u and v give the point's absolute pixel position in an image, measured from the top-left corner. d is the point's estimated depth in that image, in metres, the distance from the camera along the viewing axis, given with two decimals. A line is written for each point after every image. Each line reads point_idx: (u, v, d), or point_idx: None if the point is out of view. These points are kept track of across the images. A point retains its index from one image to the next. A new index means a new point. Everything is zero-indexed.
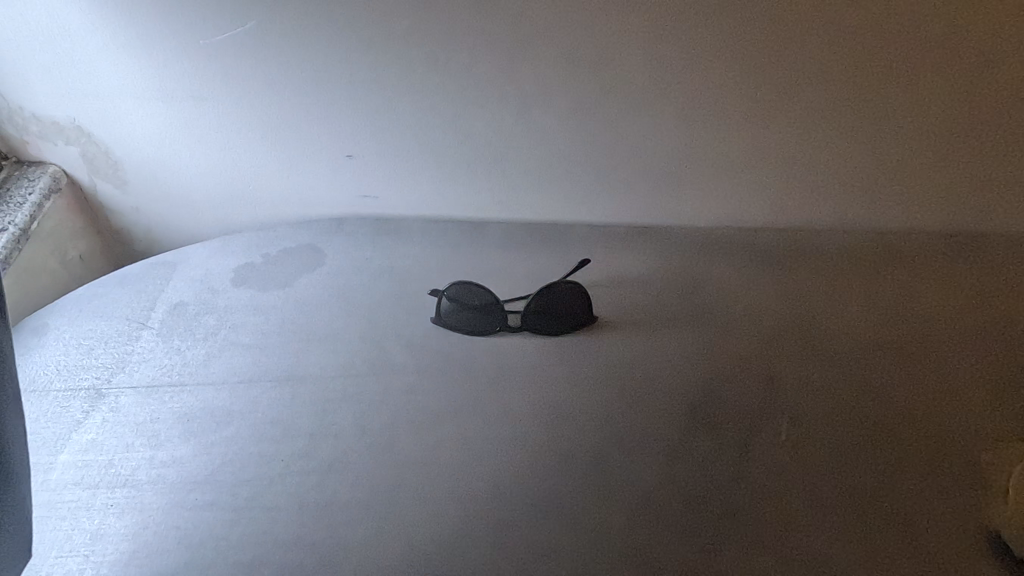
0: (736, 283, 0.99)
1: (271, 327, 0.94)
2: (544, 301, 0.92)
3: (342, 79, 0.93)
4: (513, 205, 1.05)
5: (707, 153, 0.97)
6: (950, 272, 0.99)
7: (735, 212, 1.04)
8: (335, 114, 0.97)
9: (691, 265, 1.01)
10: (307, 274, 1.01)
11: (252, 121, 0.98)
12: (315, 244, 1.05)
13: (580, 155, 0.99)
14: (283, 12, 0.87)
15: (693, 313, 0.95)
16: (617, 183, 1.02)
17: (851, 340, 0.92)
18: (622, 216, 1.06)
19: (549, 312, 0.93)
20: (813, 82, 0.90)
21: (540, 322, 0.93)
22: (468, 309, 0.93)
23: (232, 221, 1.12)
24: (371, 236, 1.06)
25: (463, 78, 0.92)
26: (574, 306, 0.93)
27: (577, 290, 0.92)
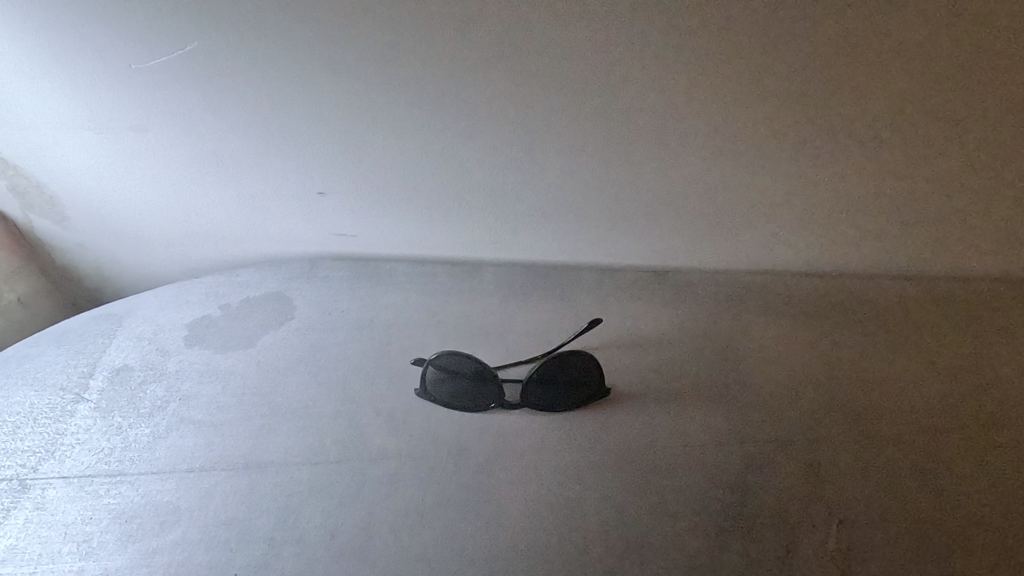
0: (761, 345, 0.85)
1: (229, 399, 0.81)
2: (550, 373, 0.78)
3: (306, 109, 0.78)
4: (512, 246, 0.92)
5: (740, 196, 0.82)
6: (1005, 333, 0.86)
7: (766, 256, 0.90)
8: (300, 145, 0.82)
9: (713, 323, 0.88)
10: (273, 330, 0.88)
11: (202, 150, 0.83)
12: (284, 291, 0.92)
13: (591, 193, 0.84)
14: (228, 30, 0.71)
15: (716, 383, 0.81)
16: (629, 222, 0.87)
17: (899, 419, 0.78)
18: (637, 258, 0.92)
19: (555, 386, 0.79)
20: (883, 111, 0.73)
21: (545, 397, 0.79)
22: (460, 381, 0.80)
23: (189, 261, 0.98)
24: (347, 281, 0.93)
25: (452, 104, 0.76)
26: (584, 379, 0.79)
27: (588, 360, 0.79)
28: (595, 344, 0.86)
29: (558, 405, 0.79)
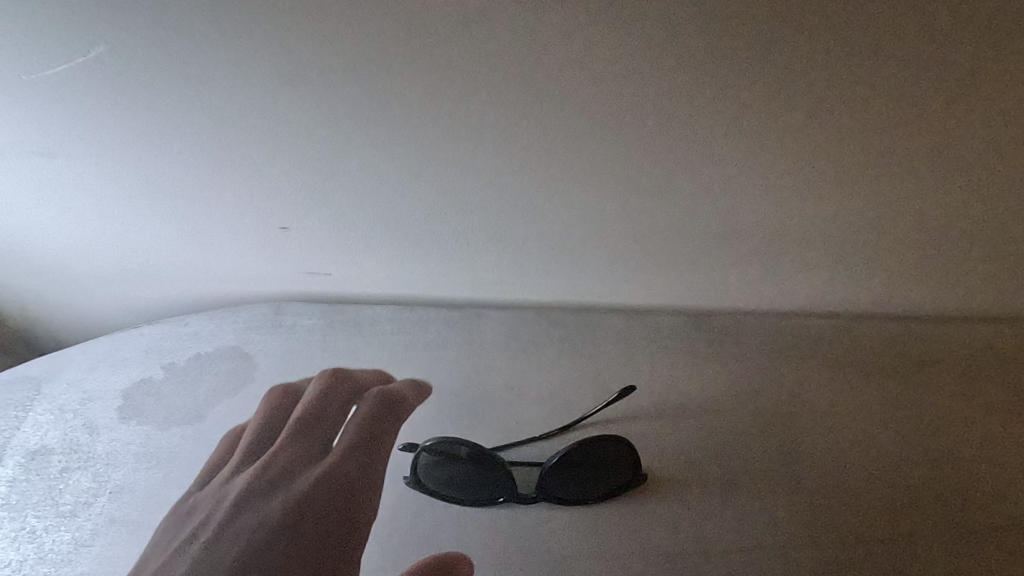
0: (831, 409, 0.70)
1: (169, 492, 0.65)
2: (571, 460, 0.64)
3: (262, 132, 0.57)
4: (525, 285, 0.73)
5: (827, 237, 0.63)
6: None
7: (848, 299, 0.71)
8: (248, 178, 0.63)
9: (772, 400, 0.71)
10: (228, 398, 0.72)
11: (114, 176, 0.64)
12: (242, 347, 0.76)
13: (629, 233, 0.65)
14: (143, 29, 0.49)
15: (792, 484, 0.64)
16: (670, 267, 0.69)
17: (1002, 508, 0.62)
18: (681, 301, 0.73)
19: (578, 475, 0.64)
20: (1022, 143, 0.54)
21: (564, 489, 0.64)
22: (459, 470, 0.65)
23: (112, 306, 0.79)
24: (319, 335, 0.77)
25: (452, 141, 0.55)
26: (615, 468, 0.64)
27: (620, 445, 0.63)
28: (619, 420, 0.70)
29: (582, 499, 0.64)
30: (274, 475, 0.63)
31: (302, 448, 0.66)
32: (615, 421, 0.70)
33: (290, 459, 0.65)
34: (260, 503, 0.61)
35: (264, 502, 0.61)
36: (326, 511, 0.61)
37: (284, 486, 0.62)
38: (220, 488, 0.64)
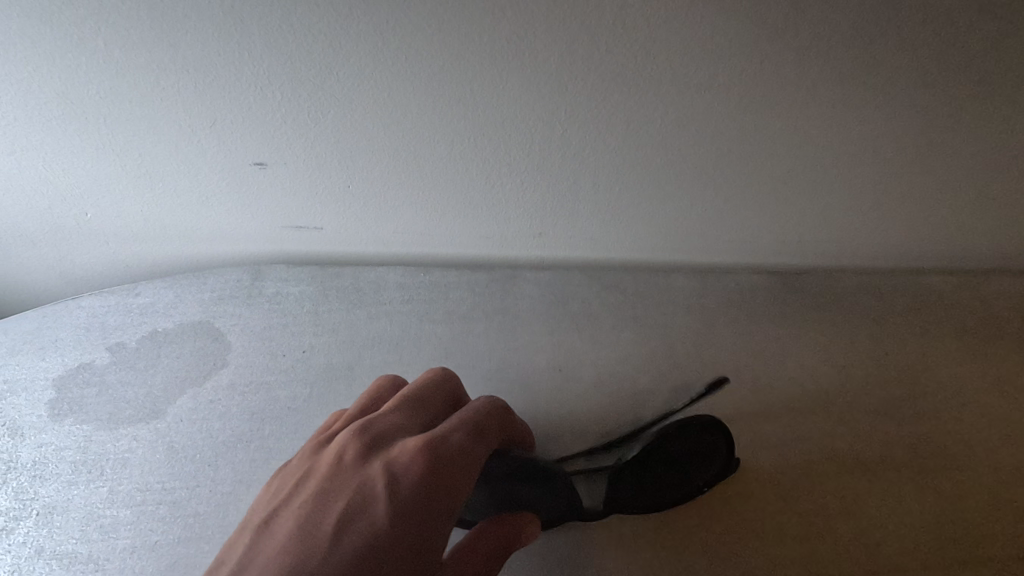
0: (957, 378, 0.57)
1: (116, 515, 0.49)
2: (659, 448, 0.48)
3: (227, 20, 0.42)
4: (562, 234, 0.60)
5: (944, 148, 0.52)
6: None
7: (950, 237, 0.60)
8: (206, 95, 0.47)
9: (892, 361, 0.58)
10: (193, 386, 0.56)
11: (19, 100, 0.47)
12: (210, 322, 0.60)
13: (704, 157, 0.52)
14: None
15: (925, 465, 0.52)
16: (745, 194, 0.56)
17: None
18: (751, 250, 0.61)
19: (675, 464, 0.48)
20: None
21: (668, 484, 0.49)
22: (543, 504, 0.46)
23: (34, 280, 0.63)
24: (307, 306, 0.60)
25: (517, 19, 0.42)
26: (717, 453, 0.49)
27: (711, 427, 0.48)
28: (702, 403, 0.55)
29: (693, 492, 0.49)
30: (375, 436, 0.39)
31: (402, 417, 0.42)
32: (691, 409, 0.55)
33: (397, 428, 0.40)
34: (349, 481, 0.37)
35: (345, 482, 0.37)
36: (445, 500, 0.36)
37: (357, 481, 0.36)
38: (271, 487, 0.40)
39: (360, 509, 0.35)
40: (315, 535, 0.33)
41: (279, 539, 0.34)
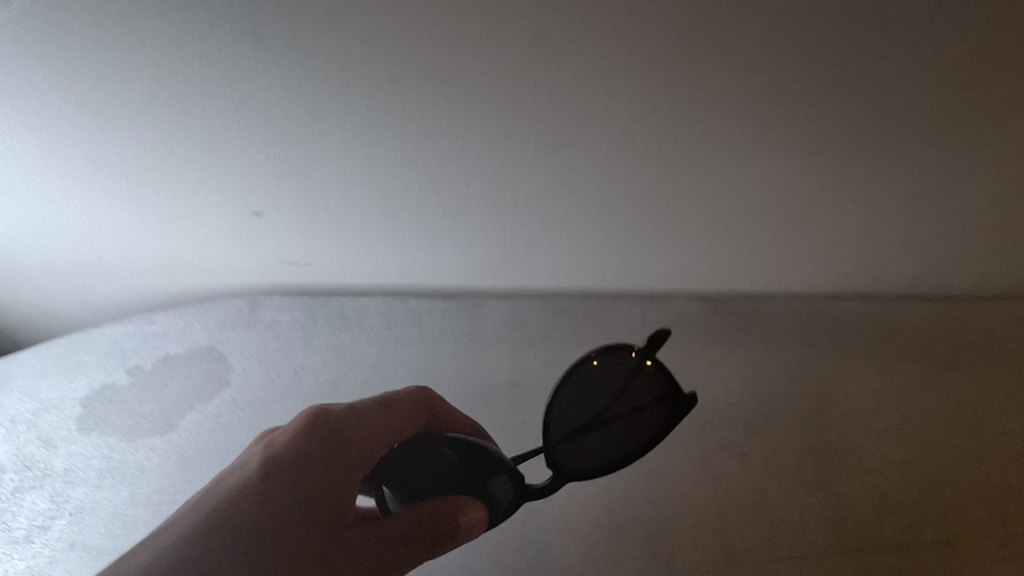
0: (859, 400, 0.65)
1: (134, 514, 0.58)
2: (599, 399, 0.53)
3: (222, 106, 0.50)
4: (522, 268, 0.68)
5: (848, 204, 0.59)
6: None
7: (867, 272, 0.68)
8: (206, 160, 0.55)
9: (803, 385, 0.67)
10: (200, 404, 0.65)
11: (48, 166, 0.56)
12: (216, 346, 0.68)
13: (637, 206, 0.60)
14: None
15: (824, 478, 0.61)
16: (675, 235, 0.64)
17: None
18: (688, 279, 0.70)
19: (629, 408, 0.53)
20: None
21: (632, 433, 0.53)
22: (504, 492, 0.50)
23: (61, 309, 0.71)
24: (300, 332, 0.69)
25: (465, 108, 0.50)
26: (671, 389, 0.52)
27: (643, 355, 0.52)
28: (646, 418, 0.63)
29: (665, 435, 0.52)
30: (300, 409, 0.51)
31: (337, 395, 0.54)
32: None
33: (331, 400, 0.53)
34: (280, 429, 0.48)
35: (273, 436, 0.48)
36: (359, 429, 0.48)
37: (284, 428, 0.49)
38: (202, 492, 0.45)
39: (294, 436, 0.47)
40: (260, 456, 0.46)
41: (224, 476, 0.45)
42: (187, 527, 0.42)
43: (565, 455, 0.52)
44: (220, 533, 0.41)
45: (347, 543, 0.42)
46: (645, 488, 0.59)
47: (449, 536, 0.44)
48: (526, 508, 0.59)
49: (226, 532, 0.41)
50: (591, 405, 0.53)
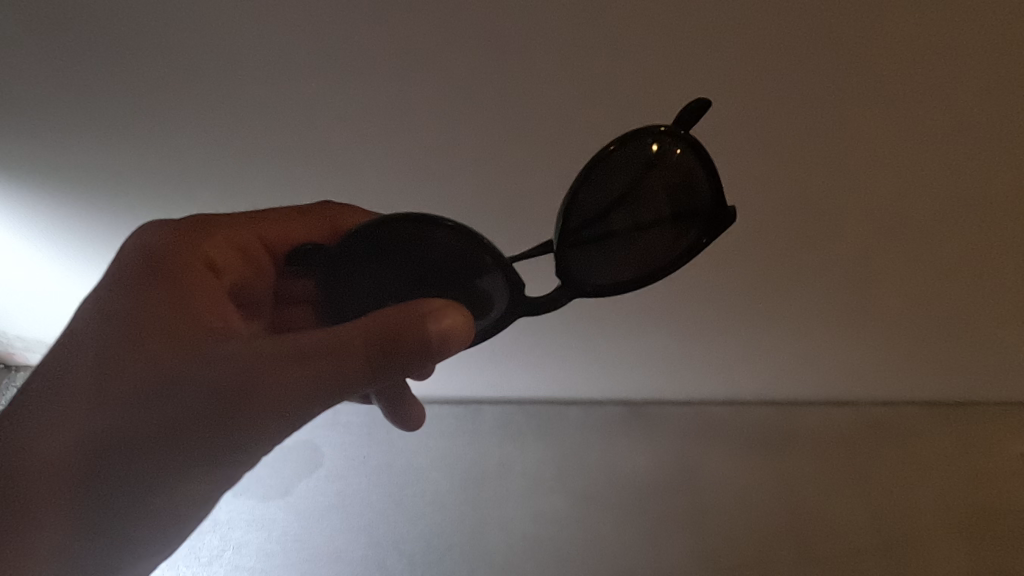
0: (698, 462, 1.05)
1: (273, 545, 1.08)
2: (620, 183, 0.39)
3: None
4: (505, 388, 1.14)
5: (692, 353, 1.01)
6: (1003, 448, 0.98)
7: (716, 388, 1.08)
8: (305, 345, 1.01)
9: (667, 454, 1.07)
10: (306, 478, 1.14)
11: None
12: (313, 439, 1.19)
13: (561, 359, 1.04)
14: None
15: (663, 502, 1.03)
16: (587, 370, 1.09)
17: (797, 513, 0.98)
18: (612, 396, 1.12)
19: (658, 205, 0.40)
20: (960, 260, 0.69)
21: (649, 249, 0.41)
22: (496, 288, 0.42)
23: None
24: (367, 428, 1.18)
25: None
26: (691, 165, 0.39)
27: (661, 137, 0.38)
28: (579, 488, 1.06)
29: (696, 247, 0.41)
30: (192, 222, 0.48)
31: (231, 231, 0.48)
32: (560, 484, 1.07)
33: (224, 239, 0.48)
34: (175, 252, 0.45)
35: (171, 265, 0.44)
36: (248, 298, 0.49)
37: (178, 261, 0.44)
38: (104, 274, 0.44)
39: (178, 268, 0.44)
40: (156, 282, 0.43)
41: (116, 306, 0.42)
42: (60, 341, 0.42)
43: (577, 271, 0.41)
44: (74, 370, 0.41)
45: (235, 378, 0.40)
46: (561, 512, 1.04)
47: (420, 342, 0.40)
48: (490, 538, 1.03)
49: (85, 358, 0.41)
50: (603, 192, 0.39)
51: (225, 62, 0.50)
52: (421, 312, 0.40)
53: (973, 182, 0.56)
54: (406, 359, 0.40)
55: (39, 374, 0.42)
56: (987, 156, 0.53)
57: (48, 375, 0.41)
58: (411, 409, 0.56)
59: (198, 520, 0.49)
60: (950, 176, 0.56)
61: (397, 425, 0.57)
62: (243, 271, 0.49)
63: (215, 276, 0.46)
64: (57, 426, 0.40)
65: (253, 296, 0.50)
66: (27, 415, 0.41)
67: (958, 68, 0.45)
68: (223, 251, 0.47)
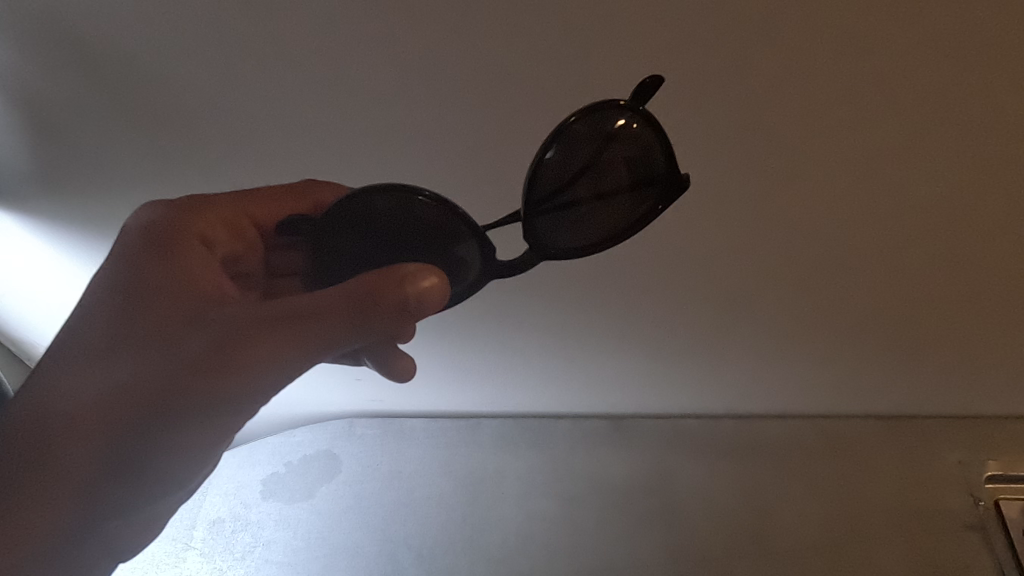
0: (674, 468, 1.21)
1: (299, 542, 1.25)
2: (582, 152, 0.54)
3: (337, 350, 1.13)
4: (502, 407, 1.30)
5: (663, 374, 1.17)
6: (941, 456, 1.15)
7: (687, 404, 1.24)
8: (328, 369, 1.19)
9: (648, 462, 1.22)
10: (326, 483, 1.32)
11: None
12: (332, 449, 1.36)
13: (549, 379, 1.20)
14: None
15: (643, 502, 1.17)
16: (574, 390, 1.23)
17: (762, 506, 1.14)
18: (598, 411, 1.28)
19: (618, 176, 0.56)
20: (856, 274, 0.90)
21: (611, 213, 0.57)
22: (472, 254, 0.60)
23: (252, 431, 1.42)
24: (379, 439, 1.34)
25: (456, 339, 1.12)
26: (648, 145, 0.54)
27: (622, 116, 0.53)
28: (568, 491, 1.21)
29: (653, 212, 0.56)
30: (196, 209, 0.68)
31: (224, 211, 0.69)
32: (552, 484, 1.22)
33: (216, 220, 0.68)
34: (181, 239, 0.65)
35: (178, 246, 0.65)
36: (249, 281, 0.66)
37: (182, 243, 0.65)
38: (125, 253, 0.64)
39: (182, 246, 0.65)
40: (169, 256, 0.64)
41: (142, 270, 0.63)
42: (84, 301, 0.62)
43: (548, 227, 0.57)
44: (98, 325, 0.61)
45: (238, 322, 0.59)
46: (552, 512, 1.19)
47: (398, 299, 0.57)
48: (491, 532, 1.18)
49: (110, 319, 0.61)
50: (574, 157, 0.54)
51: (309, 132, 0.74)
52: (402, 275, 0.57)
53: (844, 204, 0.78)
54: (386, 316, 0.57)
55: (72, 320, 0.62)
56: (846, 186, 0.76)
57: (76, 330, 0.61)
58: (402, 363, 0.72)
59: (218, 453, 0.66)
60: (828, 202, 0.78)
61: (389, 378, 0.73)
62: (229, 242, 0.69)
63: (205, 245, 0.67)
64: (84, 375, 0.59)
65: (240, 258, 0.71)
66: (64, 360, 0.60)
67: (815, 133, 0.69)
68: (214, 225, 0.68)
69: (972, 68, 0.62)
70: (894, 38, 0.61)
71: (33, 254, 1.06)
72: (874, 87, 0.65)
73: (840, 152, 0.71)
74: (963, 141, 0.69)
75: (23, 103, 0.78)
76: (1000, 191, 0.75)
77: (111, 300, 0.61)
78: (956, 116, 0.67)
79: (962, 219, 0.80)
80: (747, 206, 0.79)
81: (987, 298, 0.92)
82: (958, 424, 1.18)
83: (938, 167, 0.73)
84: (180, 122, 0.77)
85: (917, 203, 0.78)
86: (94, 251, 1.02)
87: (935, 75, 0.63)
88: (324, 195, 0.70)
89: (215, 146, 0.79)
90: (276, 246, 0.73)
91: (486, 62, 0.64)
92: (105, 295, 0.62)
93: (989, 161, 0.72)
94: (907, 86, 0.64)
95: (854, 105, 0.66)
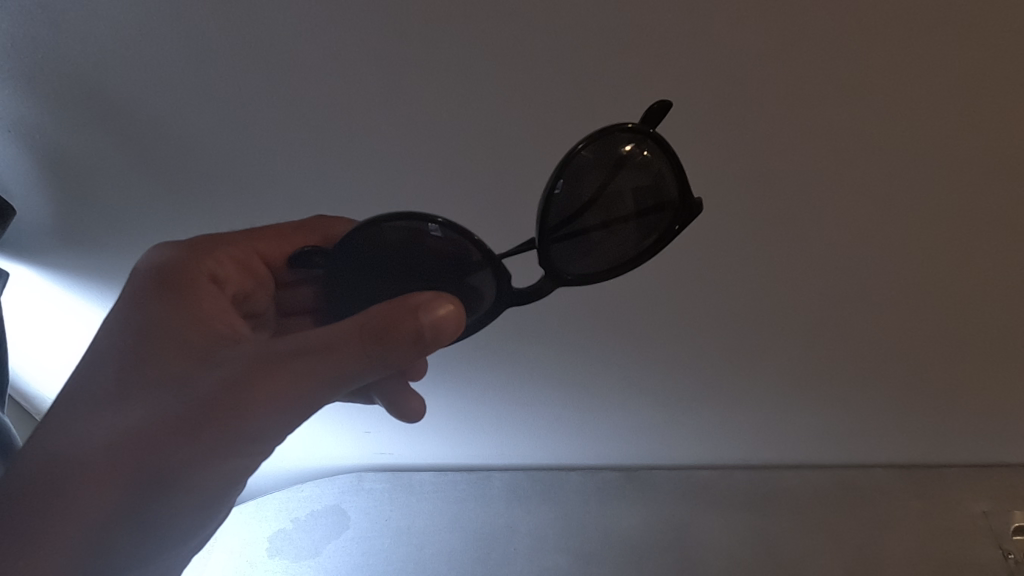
0: (688, 522, 1.18)
1: None
2: (594, 177, 0.55)
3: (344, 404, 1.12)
4: (512, 458, 1.28)
5: (676, 423, 1.15)
6: (966, 506, 1.11)
7: (701, 453, 1.21)
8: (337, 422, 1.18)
9: (663, 516, 1.20)
10: (333, 540, 1.30)
11: None
12: (340, 505, 1.34)
13: (560, 430, 1.19)
14: None
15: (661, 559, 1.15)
16: (585, 442, 1.22)
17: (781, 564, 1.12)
18: (610, 463, 1.26)
19: (630, 201, 0.57)
20: (868, 317, 0.90)
21: (623, 238, 0.58)
22: (487, 282, 0.60)
23: (259, 486, 1.41)
24: (388, 493, 1.33)
25: (466, 392, 1.11)
26: (659, 168, 0.55)
27: (633, 141, 0.54)
28: (580, 548, 1.18)
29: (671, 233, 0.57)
30: (205, 248, 0.69)
31: (234, 250, 0.70)
32: (565, 539, 1.20)
33: (226, 258, 0.69)
34: (189, 279, 0.65)
35: (186, 286, 0.65)
36: None
37: (190, 282, 0.65)
38: (134, 295, 0.64)
39: (191, 284, 0.65)
40: (178, 295, 0.64)
41: (152, 310, 0.63)
42: (95, 345, 0.62)
43: (563, 254, 0.57)
44: (108, 368, 0.60)
45: (251, 357, 0.58)
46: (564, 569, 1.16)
47: (413, 327, 0.56)
48: None
49: (118, 360, 0.60)
50: (585, 185, 0.55)
51: (323, 171, 0.76)
52: (415, 304, 0.56)
53: (851, 246, 0.79)
54: (402, 344, 0.56)
55: (82, 366, 0.61)
56: (853, 227, 0.76)
57: (87, 374, 0.60)
58: (410, 404, 0.72)
59: (234, 495, 0.64)
60: (835, 244, 0.79)
61: (399, 417, 0.72)
62: (238, 279, 0.70)
63: (215, 284, 0.67)
64: (97, 420, 0.58)
65: (250, 295, 0.72)
66: (74, 409, 0.59)
67: (819, 173, 0.70)
68: (224, 264, 0.69)
69: (971, 108, 0.63)
70: (895, 81, 0.61)
71: (49, 304, 1.08)
72: (876, 128, 0.65)
73: (845, 193, 0.72)
74: (972, 178, 0.70)
75: (48, 157, 0.81)
76: (1009, 231, 0.75)
77: (120, 341, 0.61)
78: (957, 156, 0.67)
79: (972, 258, 0.79)
80: (756, 248, 0.80)
81: (1005, 338, 0.91)
82: (980, 472, 1.14)
83: (945, 208, 0.73)
84: (198, 167, 0.79)
85: (924, 243, 0.78)
86: (108, 301, 1.04)
87: (940, 116, 0.64)
88: (333, 229, 0.72)
89: (232, 190, 0.81)
90: (288, 284, 0.74)
91: (496, 101, 0.66)
92: (113, 337, 0.62)
93: (996, 199, 0.71)
94: (908, 127, 0.65)
95: (857, 146, 0.67)
